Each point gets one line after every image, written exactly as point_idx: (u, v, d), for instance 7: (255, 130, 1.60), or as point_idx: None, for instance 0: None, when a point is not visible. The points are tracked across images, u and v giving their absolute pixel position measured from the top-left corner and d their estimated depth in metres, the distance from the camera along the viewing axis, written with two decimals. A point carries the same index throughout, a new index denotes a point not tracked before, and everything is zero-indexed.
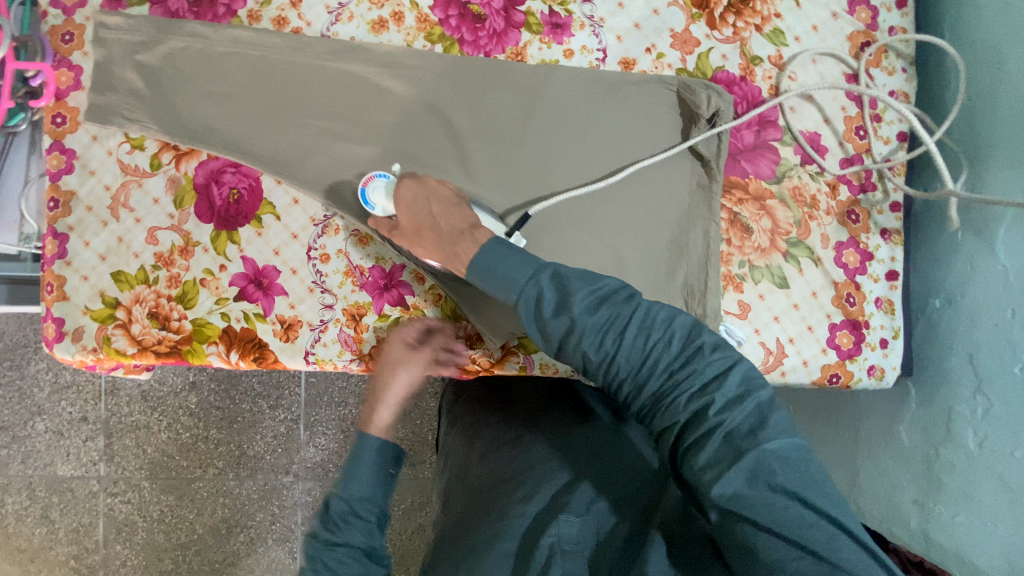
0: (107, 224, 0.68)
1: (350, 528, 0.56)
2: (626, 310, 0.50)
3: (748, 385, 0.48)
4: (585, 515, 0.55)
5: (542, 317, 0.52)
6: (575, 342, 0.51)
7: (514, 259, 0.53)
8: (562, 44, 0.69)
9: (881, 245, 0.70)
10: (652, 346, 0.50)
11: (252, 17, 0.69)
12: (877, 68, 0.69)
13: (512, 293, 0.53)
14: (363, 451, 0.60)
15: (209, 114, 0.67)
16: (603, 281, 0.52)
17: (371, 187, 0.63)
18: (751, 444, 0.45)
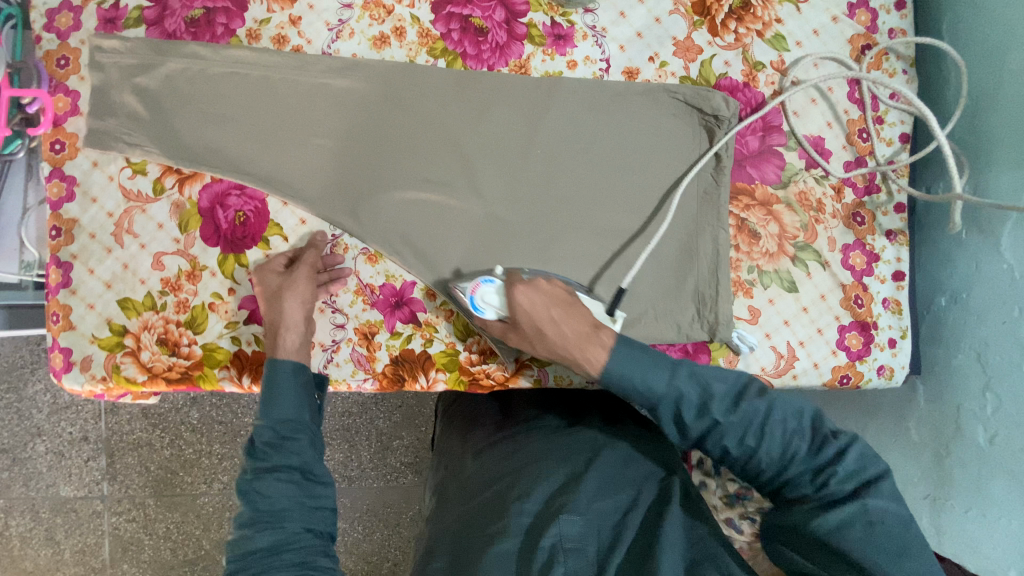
0: (112, 250, 0.68)
1: (283, 450, 0.57)
2: (760, 405, 0.54)
3: (869, 460, 0.52)
4: (583, 513, 0.60)
5: (683, 419, 0.55)
6: (715, 439, 0.54)
7: (646, 359, 0.56)
8: (565, 55, 0.69)
9: (886, 246, 0.70)
10: (790, 439, 0.53)
11: (251, 36, 0.68)
12: (878, 70, 0.70)
13: (652, 397, 0.56)
14: (278, 376, 0.60)
15: (212, 137, 0.67)
16: (733, 380, 0.56)
17: (478, 294, 0.63)
18: (857, 501, 0.50)
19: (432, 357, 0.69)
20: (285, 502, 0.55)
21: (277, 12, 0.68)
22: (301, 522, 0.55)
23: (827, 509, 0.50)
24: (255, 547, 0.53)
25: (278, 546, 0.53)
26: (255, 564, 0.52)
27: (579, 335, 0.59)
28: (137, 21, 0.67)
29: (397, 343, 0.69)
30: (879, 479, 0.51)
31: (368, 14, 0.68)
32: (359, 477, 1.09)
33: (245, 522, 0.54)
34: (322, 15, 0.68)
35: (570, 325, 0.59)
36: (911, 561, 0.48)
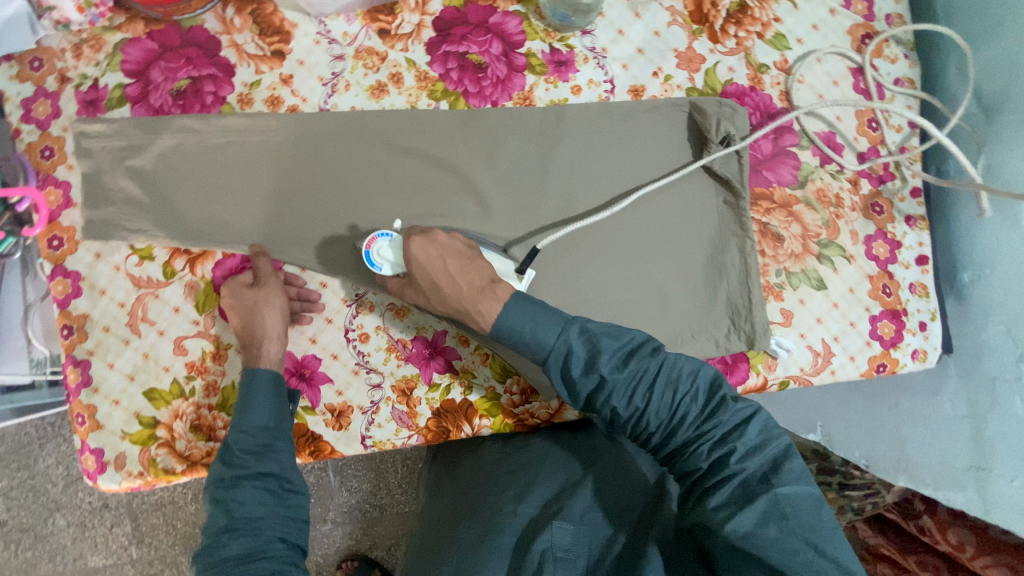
0: (129, 341, 0.65)
1: (257, 459, 0.56)
2: (651, 365, 0.53)
3: (766, 435, 0.51)
4: (576, 522, 0.58)
5: (571, 375, 0.53)
6: (604, 398, 0.53)
7: (542, 316, 0.54)
8: (568, 81, 0.67)
9: (907, 232, 0.71)
10: (680, 401, 0.52)
11: (243, 101, 0.65)
12: (880, 58, 0.70)
13: (542, 352, 0.54)
14: (256, 383, 0.59)
15: (218, 210, 0.64)
16: (629, 337, 0.54)
17: (374, 249, 0.61)
18: (763, 489, 0.48)
19: (474, 404, 0.68)
20: (262, 511, 0.54)
21: (267, 73, 0.65)
22: (277, 531, 0.54)
23: (740, 509, 0.47)
24: (227, 554, 0.52)
25: (252, 554, 0.52)
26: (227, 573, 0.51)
27: (474, 288, 0.57)
28: (121, 100, 0.64)
29: (436, 396, 0.67)
30: (778, 456, 0.50)
31: (362, 64, 0.66)
32: (389, 504, 1.06)
33: (217, 531, 0.53)
34: (315, 70, 0.66)
35: (463, 278, 0.57)
36: (823, 557, 0.45)
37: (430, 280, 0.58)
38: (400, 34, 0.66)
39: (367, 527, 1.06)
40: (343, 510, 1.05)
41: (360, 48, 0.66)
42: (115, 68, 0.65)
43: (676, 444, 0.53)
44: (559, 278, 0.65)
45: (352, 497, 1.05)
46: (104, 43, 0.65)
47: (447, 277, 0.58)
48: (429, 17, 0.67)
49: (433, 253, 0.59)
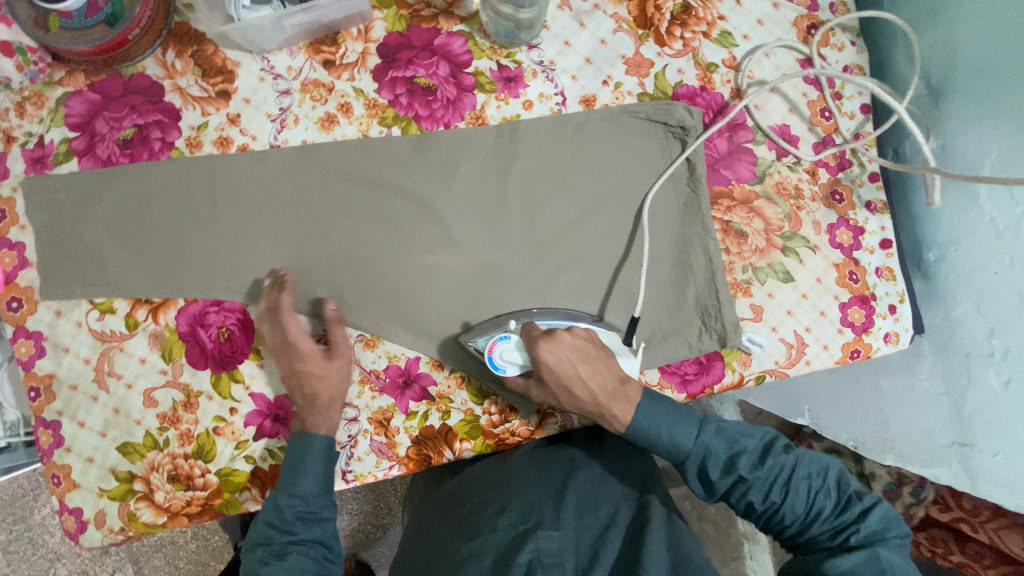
0: (98, 397, 0.64)
1: (307, 526, 0.58)
2: (786, 462, 0.57)
3: (886, 515, 0.54)
4: (561, 529, 0.58)
5: (710, 475, 0.58)
6: (741, 494, 0.57)
7: (680, 414, 0.59)
8: (519, 97, 0.67)
9: (869, 218, 0.71)
10: (814, 497, 0.56)
11: (192, 145, 0.65)
12: (827, 47, 0.71)
13: (679, 451, 0.58)
14: (311, 448, 0.60)
15: (178, 257, 0.64)
16: (757, 438, 0.59)
17: (498, 354, 0.60)
18: (865, 544, 0.52)
19: (453, 428, 0.67)
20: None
21: (214, 114, 0.65)
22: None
23: (840, 557, 0.52)
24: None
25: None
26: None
27: (608, 391, 0.59)
28: (68, 154, 0.64)
29: (415, 424, 0.67)
30: (898, 540, 0.53)
31: (309, 96, 0.65)
32: (392, 523, 1.05)
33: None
34: (262, 108, 0.65)
35: (601, 382, 0.58)
36: None
37: (560, 382, 0.58)
38: (345, 63, 0.66)
39: (371, 548, 1.05)
40: (346, 533, 1.04)
41: (306, 81, 0.66)
42: (60, 123, 0.64)
43: (806, 533, 0.56)
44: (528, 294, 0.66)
45: (353, 520, 1.04)
46: (45, 98, 0.64)
47: (586, 384, 0.58)
48: (373, 43, 0.66)
49: (568, 357, 0.58)
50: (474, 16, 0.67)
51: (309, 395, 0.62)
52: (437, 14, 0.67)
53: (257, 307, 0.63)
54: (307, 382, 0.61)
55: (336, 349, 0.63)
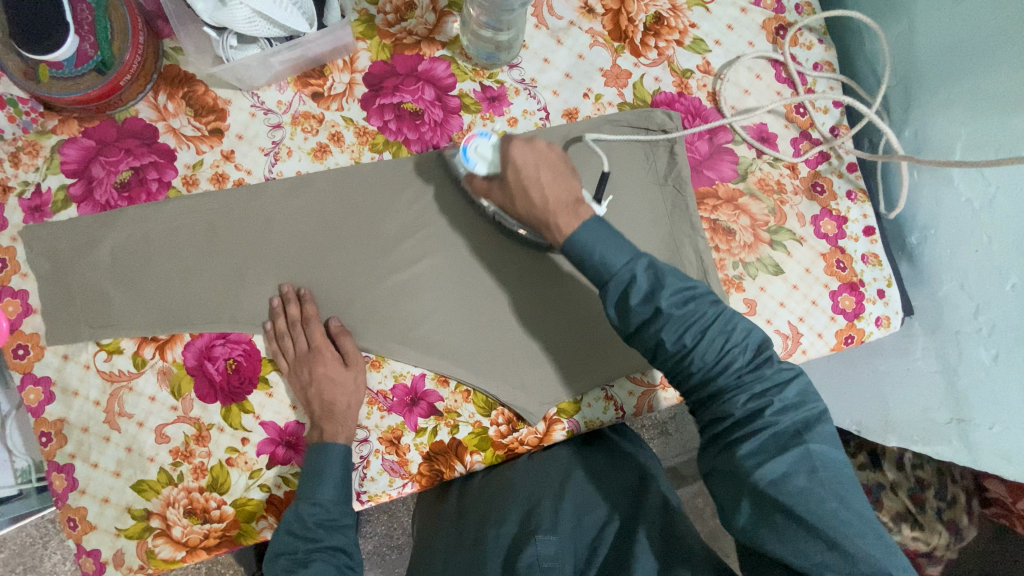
0: (110, 437, 0.65)
1: (329, 533, 0.59)
2: (710, 312, 0.54)
3: (805, 397, 0.53)
4: (559, 533, 0.61)
5: (628, 302, 0.54)
6: (655, 330, 0.54)
7: (609, 246, 0.55)
8: (504, 115, 0.69)
9: (851, 207, 0.73)
10: (730, 349, 0.54)
11: (188, 183, 0.66)
12: (796, 47, 0.73)
13: (604, 274, 0.55)
14: (327, 457, 0.61)
15: (181, 293, 0.65)
16: (687, 279, 0.55)
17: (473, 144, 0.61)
18: (796, 442, 0.50)
19: (463, 441, 0.68)
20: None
21: (209, 152, 0.66)
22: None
23: (769, 459, 0.50)
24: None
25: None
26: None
27: (563, 204, 0.58)
28: (67, 201, 0.65)
29: (425, 440, 0.67)
30: (812, 416, 0.52)
31: (300, 128, 0.67)
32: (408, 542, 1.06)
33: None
34: (255, 142, 0.67)
35: (556, 190, 0.58)
36: (849, 509, 0.48)
37: (521, 183, 0.59)
38: (333, 94, 0.68)
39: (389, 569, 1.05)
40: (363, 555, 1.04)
41: (296, 114, 0.67)
42: (56, 171, 0.65)
43: (715, 386, 0.54)
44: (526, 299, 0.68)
45: (369, 542, 1.04)
46: (40, 147, 0.65)
47: (545, 186, 0.59)
48: (359, 73, 0.68)
49: (535, 164, 0.59)
50: (455, 40, 0.69)
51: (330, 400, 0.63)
52: (418, 41, 0.69)
53: (271, 326, 0.65)
54: (325, 389, 0.63)
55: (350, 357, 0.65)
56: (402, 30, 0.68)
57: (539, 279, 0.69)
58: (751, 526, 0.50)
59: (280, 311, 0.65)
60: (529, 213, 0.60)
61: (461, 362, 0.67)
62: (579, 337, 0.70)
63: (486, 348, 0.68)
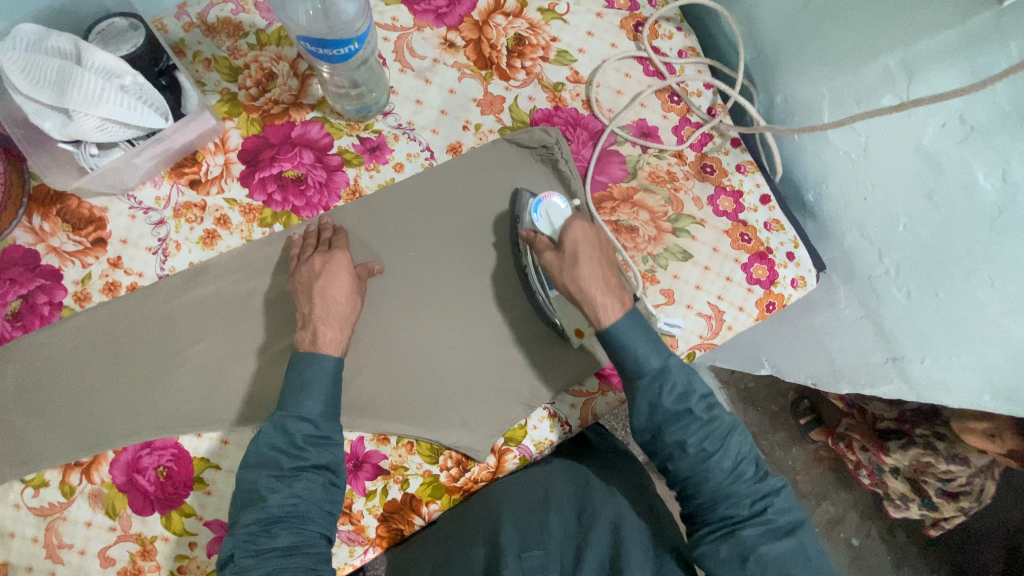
0: (55, 572, 0.62)
1: (315, 450, 0.55)
2: (727, 421, 0.57)
3: (800, 507, 0.56)
4: (544, 547, 0.60)
5: (659, 400, 0.56)
6: (681, 433, 0.55)
7: (645, 342, 0.58)
8: (388, 162, 0.69)
9: (743, 179, 0.75)
10: (742, 459, 0.56)
11: (82, 298, 0.65)
12: (657, 38, 0.75)
13: (639, 370, 0.57)
14: (320, 373, 0.58)
15: (102, 409, 0.64)
16: (710, 388, 0.58)
17: (546, 202, 0.65)
18: (799, 542, 0.53)
19: (416, 494, 0.67)
20: (308, 502, 0.54)
21: (95, 263, 0.65)
22: (320, 526, 0.54)
23: (772, 539, 0.52)
24: (271, 545, 0.51)
25: (296, 547, 0.52)
26: (270, 564, 0.51)
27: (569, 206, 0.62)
28: None
29: (377, 502, 0.66)
30: (807, 525, 0.55)
31: (184, 220, 0.66)
32: None
33: (264, 520, 0.52)
34: (141, 244, 0.66)
35: (600, 268, 0.61)
36: None
37: None
38: (210, 178, 0.67)
39: None
40: None
41: (177, 206, 0.66)
42: None
43: (727, 494, 0.54)
44: (471, 334, 0.69)
45: None
46: None
47: (590, 260, 0.61)
48: (233, 152, 0.67)
49: (590, 239, 0.62)
50: (323, 100, 0.69)
51: (329, 305, 0.61)
52: (286, 108, 0.68)
53: (301, 242, 0.65)
54: (324, 298, 0.61)
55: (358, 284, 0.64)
56: (267, 101, 0.68)
57: (484, 332, 0.69)
58: None
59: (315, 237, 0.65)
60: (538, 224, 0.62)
61: (398, 415, 0.67)
62: (513, 363, 0.69)
63: (421, 395, 0.68)
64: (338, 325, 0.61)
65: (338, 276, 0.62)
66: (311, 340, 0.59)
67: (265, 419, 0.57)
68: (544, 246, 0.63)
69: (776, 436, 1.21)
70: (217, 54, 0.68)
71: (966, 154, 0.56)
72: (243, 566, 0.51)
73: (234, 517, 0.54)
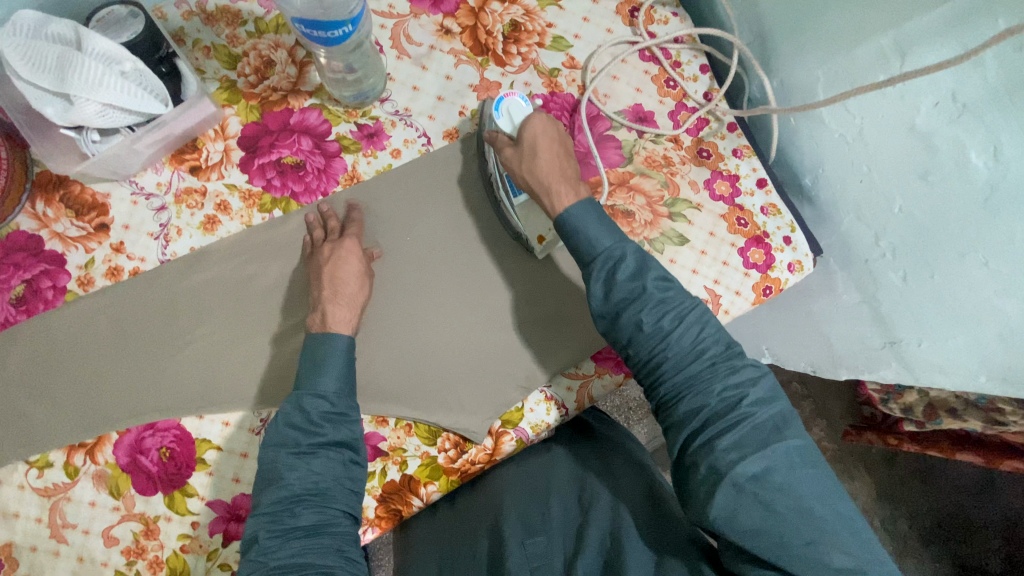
0: (60, 551, 0.64)
1: (333, 426, 0.56)
2: (686, 301, 0.57)
3: (776, 394, 0.55)
4: (546, 532, 0.64)
5: (615, 279, 0.57)
6: (635, 312, 0.56)
7: (601, 227, 0.59)
8: (385, 148, 0.70)
9: (740, 163, 0.75)
10: (701, 335, 0.56)
11: (84, 283, 0.66)
12: (653, 23, 0.76)
13: (593, 252, 0.59)
14: (333, 353, 0.58)
15: (106, 390, 0.65)
16: (666, 270, 0.59)
17: (509, 98, 0.66)
18: (775, 436, 0.52)
19: (415, 475, 0.68)
20: (329, 479, 0.54)
21: (97, 248, 0.66)
22: (342, 505, 0.55)
23: (749, 455, 0.51)
24: (295, 523, 0.52)
25: (320, 526, 0.53)
26: (296, 544, 0.51)
27: (566, 179, 0.62)
28: None
29: (376, 483, 0.67)
30: (781, 408, 0.54)
31: (184, 206, 0.67)
32: None
33: (287, 498, 0.53)
34: (142, 229, 0.67)
35: None
36: (824, 502, 0.50)
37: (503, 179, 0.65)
38: (211, 165, 0.68)
39: None
40: None
41: (178, 192, 0.67)
42: None
43: (689, 372, 0.56)
44: (467, 317, 0.70)
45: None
46: None
47: (560, 178, 0.62)
48: (232, 139, 0.68)
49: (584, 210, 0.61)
50: (320, 87, 0.70)
51: (327, 283, 0.62)
52: (285, 95, 0.69)
53: (309, 238, 0.67)
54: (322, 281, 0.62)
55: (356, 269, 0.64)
56: (265, 88, 0.69)
57: (481, 316, 0.70)
58: (727, 518, 0.50)
59: (318, 226, 0.66)
60: (545, 203, 0.62)
61: (395, 398, 0.68)
62: (509, 345, 0.70)
63: (420, 378, 0.68)
64: (348, 308, 0.62)
65: (335, 260, 0.63)
66: (320, 321, 0.60)
67: (283, 400, 0.58)
68: (505, 143, 0.65)
69: None
70: (216, 42, 0.69)
71: (957, 133, 0.57)
72: (268, 546, 0.51)
73: (256, 498, 0.54)
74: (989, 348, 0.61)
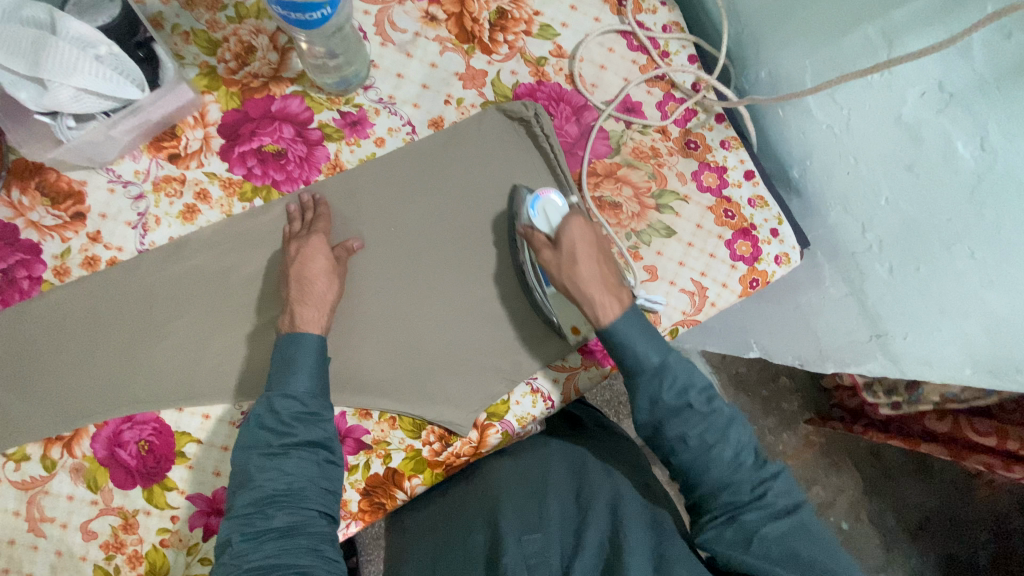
0: (37, 545, 0.62)
1: (305, 426, 0.55)
2: (728, 411, 0.57)
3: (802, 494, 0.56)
4: (544, 529, 0.63)
5: (661, 395, 0.56)
6: (680, 427, 0.55)
7: (646, 338, 0.58)
8: (369, 137, 0.69)
9: (727, 155, 0.75)
10: (743, 449, 0.56)
11: (61, 273, 0.65)
12: (642, 13, 0.75)
13: (638, 364, 0.57)
14: (304, 351, 0.57)
15: (84, 382, 0.64)
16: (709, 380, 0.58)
17: (544, 196, 0.65)
18: (801, 530, 0.53)
19: (399, 468, 0.67)
20: (304, 480, 0.53)
21: (74, 237, 0.65)
22: (318, 505, 0.53)
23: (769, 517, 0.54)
24: (268, 525, 0.51)
25: (295, 527, 0.52)
26: (269, 546, 0.50)
27: None
28: None
29: (359, 477, 0.66)
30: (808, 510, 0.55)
31: (163, 194, 0.66)
32: None
33: (258, 500, 0.51)
34: (120, 218, 0.65)
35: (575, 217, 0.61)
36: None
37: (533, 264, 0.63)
38: (190, 153, 0.66)
39: None
40: None
41: (156, 180, 0.66)
42: None
43: (733, 487, 0.55)
44: (452, 309, 0.69)
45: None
46: None
47: None
48: (212, 126, 0.67)
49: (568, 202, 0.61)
50: (303, 74, 0.68)
51: (307, 274, 0.61)
52: (266, 82, 0.68)
53: (289, 228, 0.65)
54: (303, 271, 0.61)
55: (338, 259, 0.63)
56: (246, 75, 0.68)
57: (467, 308, 0.69)
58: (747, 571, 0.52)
59: (298, 216, 0.65)
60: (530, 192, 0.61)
61: (378, 391, 0.67)
62: (495, 337, 0.69)
63: (404, 370, 0.68)
64: (318, 308, 0.60)
65: (316, 250, 0.62)
66: (289, 322, 0.59)
67: (256, 401, 0.57)
68: (541, 243, 0.62)
69: (767, 421, 1.21)
70: (196, 27, 0.67)
71: (944, 123, 0.57)
72: (241, 550, 0.50)
73: (228, 501, 0.53)
74: (975, 339, 0.61)
